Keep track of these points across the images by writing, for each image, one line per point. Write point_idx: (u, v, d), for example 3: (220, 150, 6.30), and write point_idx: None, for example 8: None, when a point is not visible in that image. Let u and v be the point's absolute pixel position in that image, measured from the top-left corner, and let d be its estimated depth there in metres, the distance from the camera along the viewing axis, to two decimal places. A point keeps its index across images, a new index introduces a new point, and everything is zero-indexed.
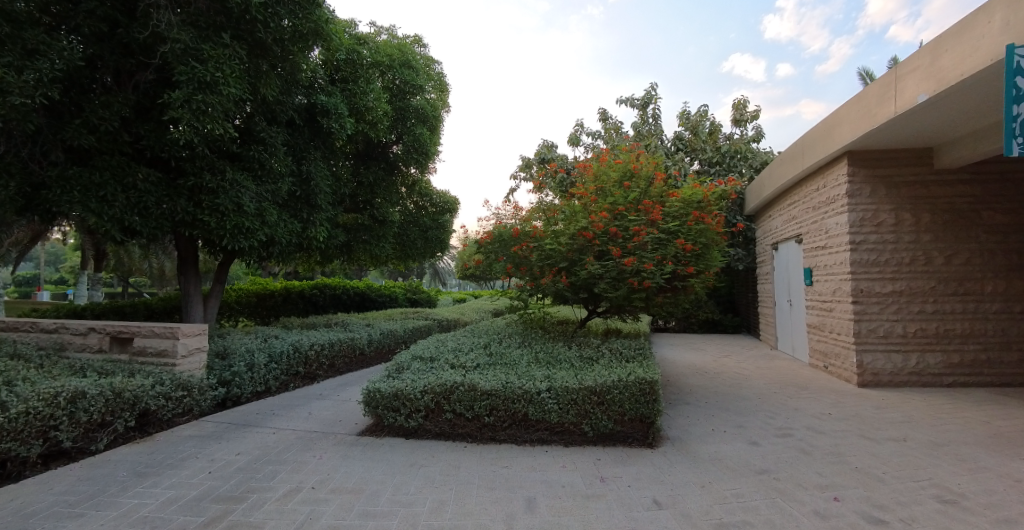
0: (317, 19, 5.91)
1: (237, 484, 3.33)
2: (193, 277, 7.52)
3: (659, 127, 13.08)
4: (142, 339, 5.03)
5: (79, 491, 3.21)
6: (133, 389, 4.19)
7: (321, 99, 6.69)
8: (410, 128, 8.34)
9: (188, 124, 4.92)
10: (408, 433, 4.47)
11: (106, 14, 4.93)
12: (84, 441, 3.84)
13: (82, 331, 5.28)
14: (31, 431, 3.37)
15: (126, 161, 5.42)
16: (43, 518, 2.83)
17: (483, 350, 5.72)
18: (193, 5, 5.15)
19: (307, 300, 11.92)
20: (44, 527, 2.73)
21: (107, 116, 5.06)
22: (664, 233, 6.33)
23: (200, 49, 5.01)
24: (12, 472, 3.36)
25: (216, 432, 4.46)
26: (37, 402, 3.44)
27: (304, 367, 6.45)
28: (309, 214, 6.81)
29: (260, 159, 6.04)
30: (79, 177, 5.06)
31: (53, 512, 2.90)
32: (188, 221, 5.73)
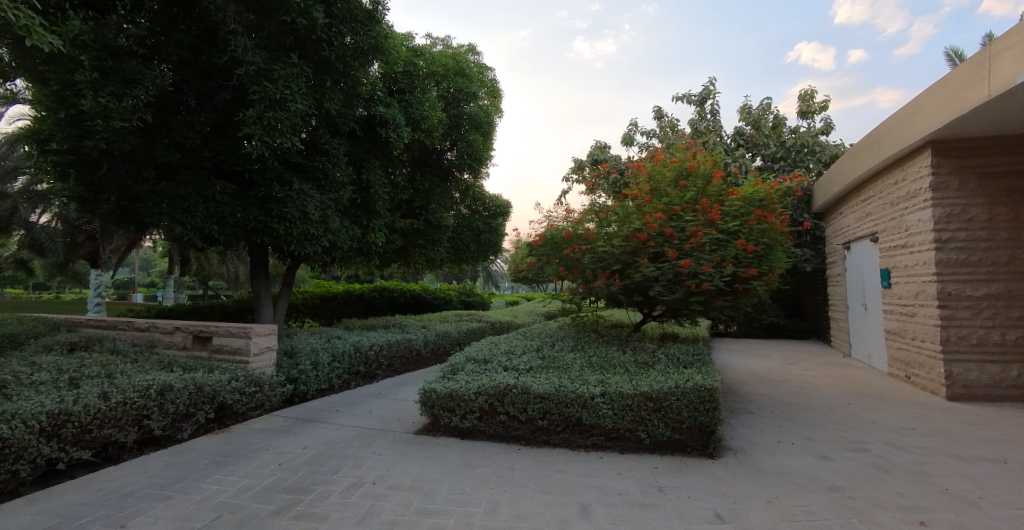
0: (376, 34, 6.20)
1: (304, 476, 3.54)
2: (263, 281, 8.05)
3: (718, 123, 12.57)
4: (220, 337, 5.45)
5: (167, 475, 3.52)
6: (212, 384, 4.54)
7: (380, 110, 6.96)
8: (465, 135, 8.59)
9: (260, 139, 5.28)
10: (463, 434, 4.57)
11: (191, 42, 5.39)
12: (172, 430, 4.22)
13: (170, 330, 5.79)
14: (128, 419, 3.74)
15: (206, 174, 5.90)
16: (137, 498, 3.13)
17: (535, 354, 5.74)
18: (265, 29, 5.53)
19: (366, 302, 12.42)
20: (138, 506, 3.03)
21: (190, 134, 5.55)
22: (723, 234, 6.08)
23: (271, 69, 5.35)
24: (112, 455, 3.75)
25: (285, 426, 4.76)
26: (133, 393, 3.81)
27: (364, 366, 6.75)
28: (368, 220, 7.12)
29: (324, 170, 6.38)
30: (167, 190, 5.55)
31: (146, 493, 3.21)
32: (260, 228, 6.14)
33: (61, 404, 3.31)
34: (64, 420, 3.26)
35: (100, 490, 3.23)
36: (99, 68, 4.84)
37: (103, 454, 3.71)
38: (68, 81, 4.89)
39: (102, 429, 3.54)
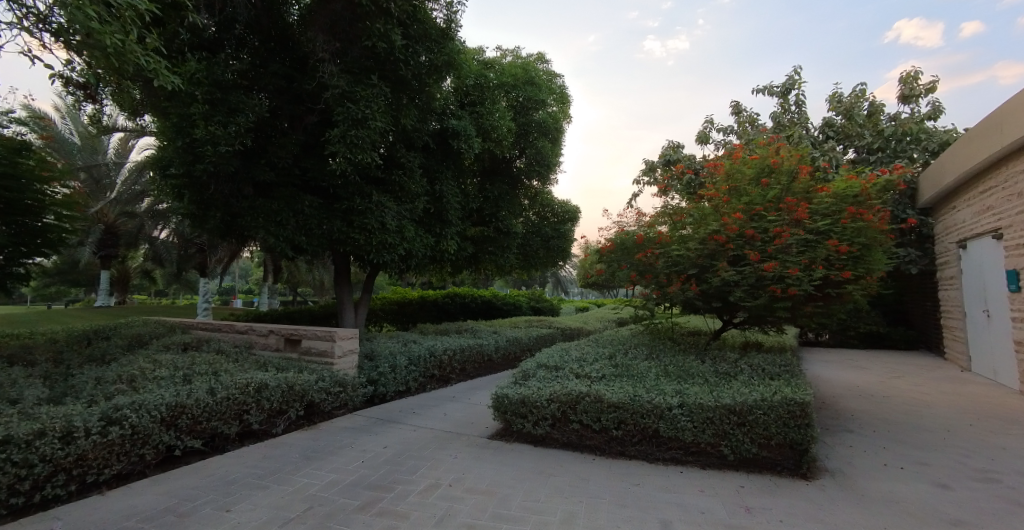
0: (449, 51, 6.42)
1: (384, 475, 3.69)
2: (346, 287, 8.57)
3: (804, 114, 11.70)
4: (308, 340, 5.86)
5: (264, 467, 3.83)
6: (302, 383, 4.89)
7: (453, 122, 7.18)
8: (534, 142, 8.67)
9: (344, 156, 5.64)
10: (536, 440, 4.57)
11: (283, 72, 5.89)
12: (268, 425, 4.58)
13: (265, 332, 6.32)
14: (231, 413, 4.11)
15: (296, 190, 6.41)
16: (239, 486, 3.42)
17: (608, 361, 5.61)
18: (349, 55, 5.91)
19: (439, 308, 12.84)
20: (241, 493, 3.31)
21: (283, 155, 6.06)
22: (812, 234, 5.63)
23: (354, 91, 5.71)
24: (218, 445, 4.14)
25: (366, 425, 5.02)
26: (235, 389, 4.19)
27: (438, 370, 6.97)
28: (441, 229, 7.37)
29: (401, 182, 6.69)
30: (263, 206, 6.09)
31: (246, 482, 3.50)
32: (343, 239, 6.54)
33: (178, 398, 3.71)
34: (180, 411, 3.65)
35: (210, 476, 3.58)
36: (209, 100, 5.42)
37: (210, 444, 4.11)
38: (183, 113, 5.51)
39: (210, 421, 3.92)
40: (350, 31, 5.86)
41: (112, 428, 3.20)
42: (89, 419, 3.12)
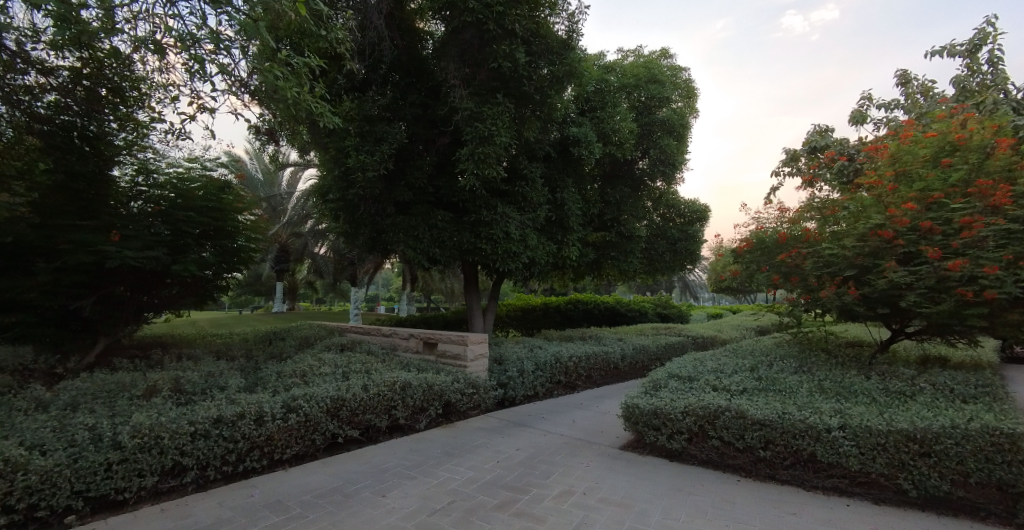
0: (570, 60, 6.50)
1: (520, 476, 3.76)
2: (474, 294, 9.07)
3: (1000, 75, 9.59)
4: (444, 343, 6.31)
5: (411, 459, 4.01)
6: (441, 383, 5.16)
7: (573, 130, 7.24)
8: (657, 142, 8.39)
9: (472, 172, 5.99)
10: (671, 455, 4.36)
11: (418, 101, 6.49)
12: (412, 420, 4.92)
13: (406, 336, 6.95)
14: (381, 407, 4.49)
15: (430, 207, 6.97)
16: (393, 474, 3.62)
17: (749, 374, 5.15)
18: (477, 78, 6.27)
19: (562, 314, 12.97)
20: (393, 480, 3.51)
21: (420, 175, 6.65)
22: (1016, 223, 4.57)
23: (481, 111, 6.06)
24: (372, 436, 4.55)
25: (500, 426, 5.22)
26: (384, 386, 4.58)
27: (565, 376, 7.02)
28: (563, 236, 7.45)
29: (524, 193, 6.92)
30: (404, 223, 6.73)
31: (397, 471, 3.69)
32: (472, 249, 6.93)
33: (340, 392, 4.20)
34: (341, 404, 4.12)
35: (368, 463, 3.88)
36: (360, 132, 6.18)
37: (366, 434, 4.55)
38: (339, 144, 6.33)
39: (365, 414, 4.35)
40: (478, 56, 6.25)
41: (291, 415, 3.75)
42: (274, 406, 3.71)
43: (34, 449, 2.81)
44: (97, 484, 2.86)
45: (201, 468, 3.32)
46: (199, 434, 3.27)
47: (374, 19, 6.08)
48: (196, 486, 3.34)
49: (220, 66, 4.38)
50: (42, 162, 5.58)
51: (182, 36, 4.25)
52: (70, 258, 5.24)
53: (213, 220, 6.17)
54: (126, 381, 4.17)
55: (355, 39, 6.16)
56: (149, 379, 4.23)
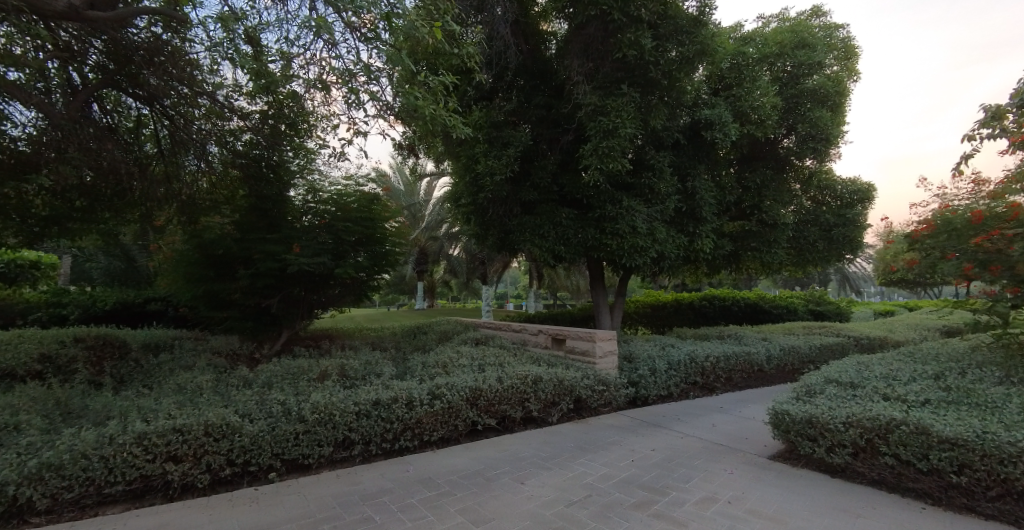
0: (702, 38, 6.05)
1: (657, 478, 3.63)
2: (601, 291, 8.98)
3: None
4: (572, 340, 6.37)
5: (545, 450, 4.10)
6: (571, 379, 5.17)
7: (705, 113, 6.78)
8: (806, 114, 7.47)
9: (597, 167, 5.94)
10: (832, 470, 3.85)
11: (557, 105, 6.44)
12: (545, 413, 4.99)
13: (536, 331, 7.16)
14: (515, 399, 4.66)
15: (555, 205, 7.06)
16: (529, 463, 3.75)
17: (936, 383, 4.31)
18: (601, 72, 6.22)
19: (696, 311, 12.21)
20: (529, 469, 3.63)
21: (544, 174, 6.80)
22: None
23: (604, 104, 5.98)
24: (508, 426, 4.73)
25: (633, 424, 5.08)
26: (516, 379, 4.75)
27: (701, 377, 6.60)
28: (695, 227, 7.02)
29: (651, 185, 6.66)
30: (530, 222, 6.94)
31: (533, 461, 3.80)
32: (597, 245, 6.85)
33: (477, 382, 4.46)
34: (479, 394, 4.38)
35: (507, 451, 4.05)
36: (488, 138, 6.52)
37: (503, 425, 4.75)
38: (469, 151, 6.74)
39: (501, 405, 4.55)
40: (602, 49, 6.22)
41: (436, 401, 4.10)
42: (422, 393, 4.08)
43: (246, 417, 3.48)
44: (289, 449, 3.45)
45: (365, 443, 3.79)
46: (362, 413, 3.75)
47: (500, 28, 6.37)
48: (363, 458, 3.81)
49: (370, 94, 4.84)
50: (242, 189, 6.85)
51: (343, 74, 4.85)
52: (262, 264, 6.35)
53: (365, 229, 6.94)
54: (305, 366, 4.94)
55: (484, 51, 6.54)
56: (321, 365, 4.96)
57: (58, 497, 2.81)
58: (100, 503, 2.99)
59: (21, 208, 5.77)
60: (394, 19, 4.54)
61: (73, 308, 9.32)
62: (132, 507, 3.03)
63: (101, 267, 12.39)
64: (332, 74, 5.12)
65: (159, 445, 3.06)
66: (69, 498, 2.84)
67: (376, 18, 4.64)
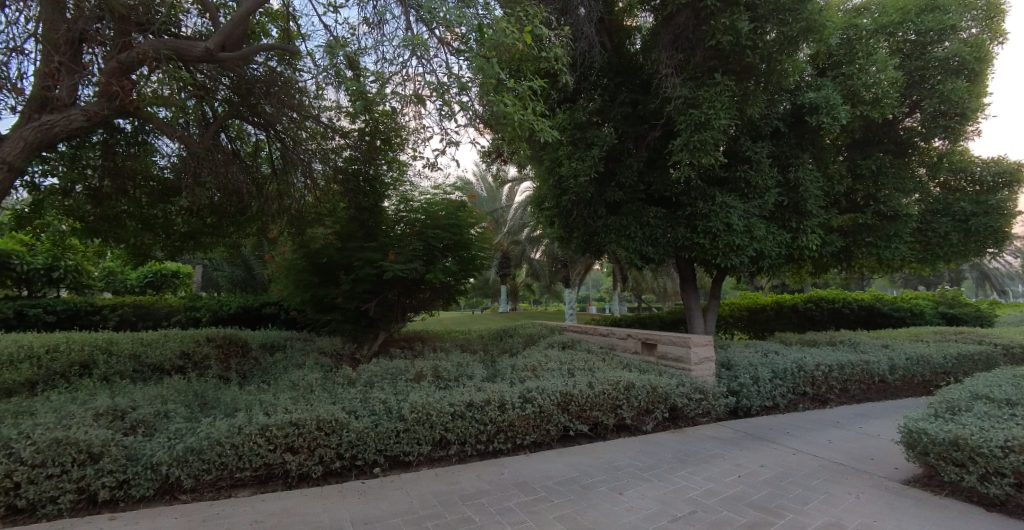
0: (809, 14, 5.47)
1: (769, 497, 3.32)
2: (692, 293, 8.52)
3: None
4: (664, 345, 6.11)
5: (642, 460, 3.92)
6: (665, 386, 4.92)
7: (810, 97, 6.20)
8: (935, 88, 6.59)
9: (688, 162, 5.66)
10: (989, 503, 3.28)
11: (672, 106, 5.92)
12: (638, 422, 4.79)
13: (625, 335, 6.97)
14: (607, 406, 4.52)
15: (642, 204, 6.80)
16: (626, 473, 3.60)
17: None
18: (691, 62, 5.94)
19: (800, 314, 11.16)
20: (626, 480, 3.48)
21: (630, 173, 6.61)
22: None
23: (696, 96, 5.69)
24: (600, 433, 4.58)
25: (736, 437, 4.71)
26: (608, 385, 4.61)
27: (811, 387, 5.98)
28: (799, 222, 6.42)
29: (747, 178, 6.20)
30: (616, 223, 6.76)
31: (630, 471, 3.65)
32: (688, 245, 6.50)
33: (567, 387, 4.40)
34: (570, 399, 4.31)
35: (601, 459, 3.93)
36: (572, 140, 6.48)
37: (595, 432, 4.62)
38: (553, 154, 6.74)
39: (593, 411, 4.44)
40: (693, 38, 5.95)
41: (528, 405, 4.10)
42: (514, 396, 4.11)
43: (352, 413, 3.70)
44: (391, 446, 3.61)
45: (460, 443, 3.87)
46: (457, 414, 3.84)
47: (585, 28, 6.31)
48: (459, 459, 3.90)
49: (462, 105, 4.94)
50: (342, 202, 7.33)
51: (438, 86, 4.95)
52: (361, 271, 6.78)
53: (452, 235, 7.18)
54: (402, 367, 5.18)
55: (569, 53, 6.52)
56: (416, 366, 5.17)
57: (199, 478, 3.19)
58: (233, 486, 3.33)
59: (166, 225, 6.66)
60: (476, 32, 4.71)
61: (205, 312, 10.60)
62: (258, 491, 3.34)
63: (227, 275, 13.99)
64: (426, 88, 5.21)
65: (280, 437, 3.34)
66: (208, 480, 3.21)
67: (467, 32, 4.78)
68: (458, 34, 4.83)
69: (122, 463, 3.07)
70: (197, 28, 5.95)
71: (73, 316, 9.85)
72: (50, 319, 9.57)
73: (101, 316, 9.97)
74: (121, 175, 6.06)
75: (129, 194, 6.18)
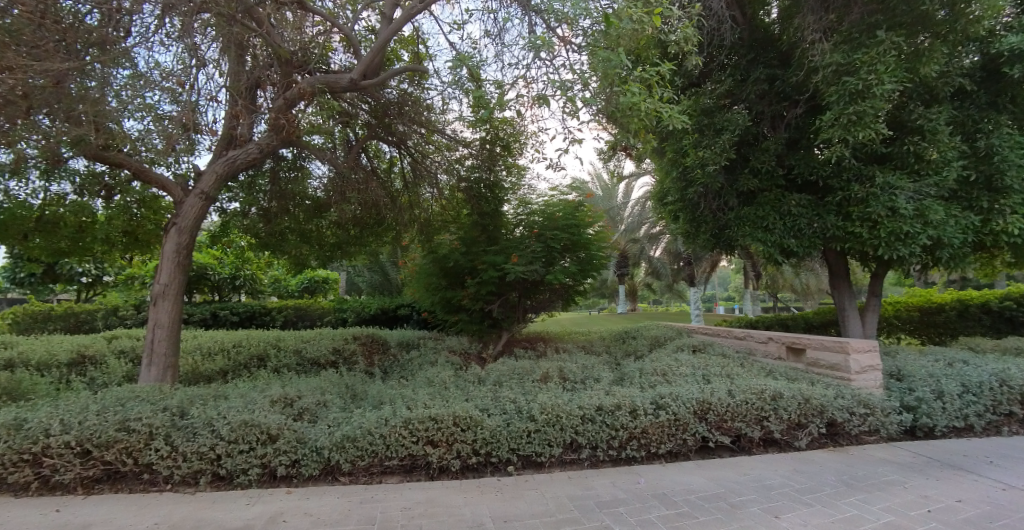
0: None
1: None
2: (846, 291, 7.45)
3: None
4: (815, 350, 5.43)
5: (799, 480, 3.48)
6: (821, 397, 4.33)
7: (1009, 43, 5.07)
8: None
9: (841, 139, 4.97)
10: None
11: (826, 76, 5.24)
12: (790, 437, 4.26)
13: (765, 339, 6.35)
14: (751, 418, 4.09)
15: (782, 192, 6.12)
16: (781, 494, 3.22)
17: None
18: (845, 22, 5.24)
19: (995, 316, 9.16)
20: (781, 501, 3.11)
21: (767, 158, 6.01)
22: None
23: (852, 61, 4.98)
24: (744, 446, 4.17)
25: (918, 462, 3.97)
26: (751, 395, 4.19)
27: (1021, 406, 4.83)
28: (993, 201, 5.26)
29: (918, 152, 5.25)
30: (750, 214, 6.18)
31: (786, 492, 3.26)
32: (841, 235, 5.69)
33: (704, 395, 4.10)
34: (707, 407, 4.01)
35: (747, 475, 3.58)
36: (699, 127, 6.10)
37: (737, 444, 4.21)
38: (677, 144, 6.41)
39: (735, 421, 4.05)
40: None
41: (661, 411, 3.89)
42: (645, 402, 3.93)
43: (485, 411, 3.84)
44: (524, 445, 3.66)
45: (592, 447, 3.79)
46: (587, 417, 3.78)
47: (714, 3, 5.89)
48: (590, 463, 3.83)
49: (584, 101, 4.83)
50: (464, 209, 7.68)
51: (561, 85, 4.89)
52: (485, 273, 7.06)
53: (571, 235, 7.15)
54: (528, 367, 5.27)
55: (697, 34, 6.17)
56: (542, 366, 5.22)
57: (355, 463, 3.54)
58: (382, 473, 3.64)
59: (320, 237, 7.56)
60: (597, 25, 4.74)
61: (351, 313, 11.89)
62: (405, 480, 3.61)
63: (368, 279, 15.56)
64: (550, 88, 5.11)
65: (421, 430, 3.58)
66: (362, 465, 3.55)
67: (593, 23, 4.77)
68: (582, 28, 4.86)
69: (294, 445, 3.53)
70: (343, 63, 6.62)
71: (251, 316, 11.68)
72: (235, 319, 11.44)
73: (271, 316, 11.69)
74: (284, 197, 7.05)
75: (291, 212, 7.16)
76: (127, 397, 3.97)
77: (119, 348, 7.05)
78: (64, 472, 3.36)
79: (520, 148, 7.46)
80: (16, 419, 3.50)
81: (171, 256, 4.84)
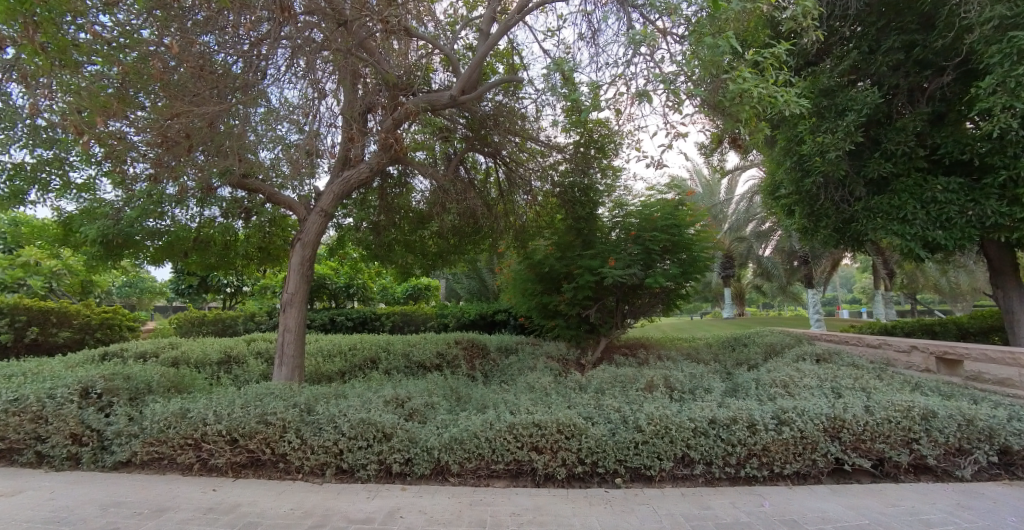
0: None
1: None
2: (1014, 291, 6.29)
3: None
4: (975, 362, 4.64)
5: (967, 517, 2.97)
6: (988, 419, 3.68)
7: None
8: None
9: (1006, 107, 4.23)
10: None
11: (987, 32, 4.50)
12: (948, 464, 3.66)
13: (907, 348, 5.55)
14: (896, 439, 3.58)
15: (923, 176, 5.33)
16: None
17: None
18: None
19: None
20: None
21: (903, 138, 5.30)
22: None
23: (1020, 13, 4.24)
24: (889, 472, 3.66)
25: None
26: (896, 413, 3.67)
27: None
28: None
29: None
30: (882, 204, 5.46)
31: None
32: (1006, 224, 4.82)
33: (836, 411, 3.67)
34: (841, 425, 3.58)
35: (896, 505, 3.13)
36: (818, 109, 5.55)
37: (879, 469, 3.71)
38: (792, 130, 5.88)
39: (875, 443, 3.58)
40: None
41: (784, 428, 3.55)
42: (766, 416, 3.62)
43: (589, 419, 3.78)
44: (631, 457, 3.54)
45: (706, 463, 3.57)
46: (700, 431, 3.57)
47: None
48: (705, 480, 3.60)
49: (687, 93, 4.61)
50: (557, 213, 7.69)
51: (663, 78, 4.71)
52: (582, 277, 7.01)
53: (672, 236, 6.85)
54: (631, 374, 5.12)
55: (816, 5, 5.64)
56: (646, 374, 5.04)
57: (464, 465, 3.66)
58: (489, 477, 3.73)
59: (423, 247, 8.00)
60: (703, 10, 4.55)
61: (451, 318, 12.44)
62: (511, 485, 3.67)
63: (465, 286, 16.16)
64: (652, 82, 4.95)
65: (526, 436, 3.62)
66: (470, 467, 3.66)
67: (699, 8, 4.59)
68: (686, 15, 4.69)
69: (407, 444, 3.75)
70: (443, 81, 6.98)
71: (363, 321, 12.67)
72: (349, 324, 12.49)
73: (380, 322, 12.59)
74: (391, 210, 7.52)
75: (397, 224, 7.67)
76: (265, 394, 4.49)
77: (257, 349, 8.02)
78: (218, 457, 3.88)
79: (615, 149, 7.35)
80: (182, 409, 4.11)
81: (297, 268, 5.41)
